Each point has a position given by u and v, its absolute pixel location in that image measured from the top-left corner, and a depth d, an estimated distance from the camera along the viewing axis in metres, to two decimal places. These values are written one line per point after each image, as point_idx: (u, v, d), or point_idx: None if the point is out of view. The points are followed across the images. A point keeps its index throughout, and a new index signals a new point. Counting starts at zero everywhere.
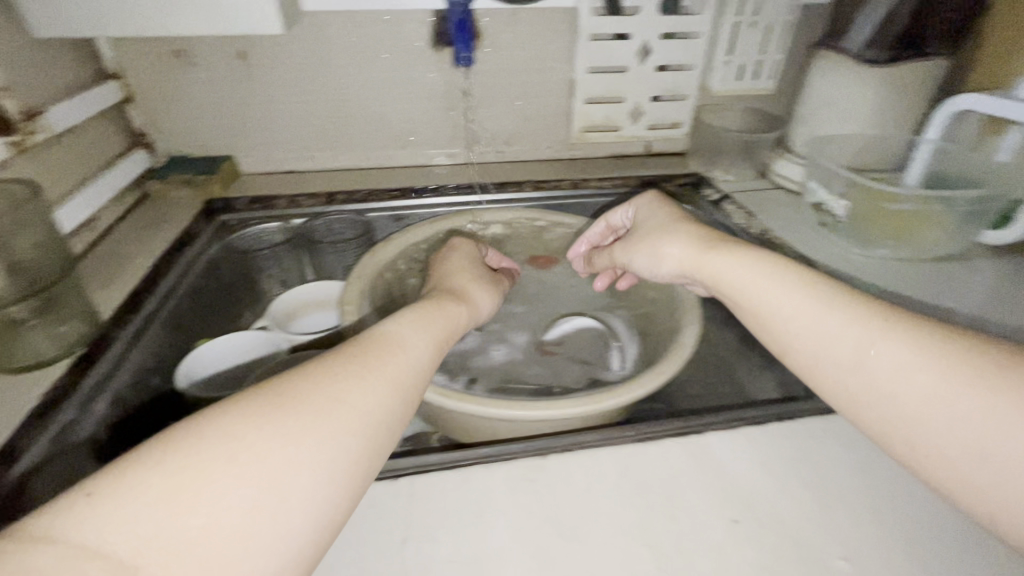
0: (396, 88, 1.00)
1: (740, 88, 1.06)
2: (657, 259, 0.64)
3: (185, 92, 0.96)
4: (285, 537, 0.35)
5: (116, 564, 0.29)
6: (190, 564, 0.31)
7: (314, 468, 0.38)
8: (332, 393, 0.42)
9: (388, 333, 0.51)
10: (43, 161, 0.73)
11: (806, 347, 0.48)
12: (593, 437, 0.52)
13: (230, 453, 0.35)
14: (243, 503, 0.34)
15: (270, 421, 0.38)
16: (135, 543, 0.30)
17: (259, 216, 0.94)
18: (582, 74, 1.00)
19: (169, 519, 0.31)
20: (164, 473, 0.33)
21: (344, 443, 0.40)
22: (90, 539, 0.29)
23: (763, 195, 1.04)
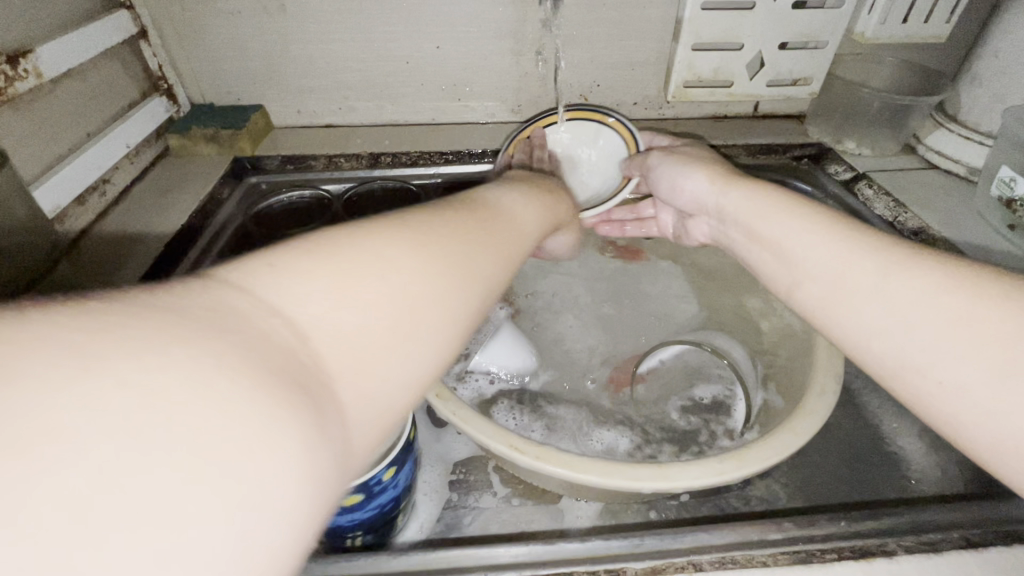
0: (457, 25, 0.81)
1: (900, 35, 0.80)
2: (675, 192, 0.61)
3: (207, 26, 0.80)
4: (418, 361, 0.27)
5: (278, 329, 0.23)
6: (335, 356, 0.24)
7: (455, 305, 0.30)
8: (472, 233, 0.34)
9: (501, 198, 0.42)
10: (34, 113, 0.61)
11: (804, 263, 0.44)
12: (689, 543, 0.39)
13: (380, 250, 0.28)
14: (387, 307, 0.26)
15: (418, 234, 0.31)
16: (292, 321, 0.23)
17: (292, 182, 0.81)
18: (693, 12, 0.77)
19: (316, 305, 0.24)
20: (312, 262, 0.26)
21: (481, 282, 0.32)
22: (250, 303, 0.23)
23: (910, 175, 0.82)
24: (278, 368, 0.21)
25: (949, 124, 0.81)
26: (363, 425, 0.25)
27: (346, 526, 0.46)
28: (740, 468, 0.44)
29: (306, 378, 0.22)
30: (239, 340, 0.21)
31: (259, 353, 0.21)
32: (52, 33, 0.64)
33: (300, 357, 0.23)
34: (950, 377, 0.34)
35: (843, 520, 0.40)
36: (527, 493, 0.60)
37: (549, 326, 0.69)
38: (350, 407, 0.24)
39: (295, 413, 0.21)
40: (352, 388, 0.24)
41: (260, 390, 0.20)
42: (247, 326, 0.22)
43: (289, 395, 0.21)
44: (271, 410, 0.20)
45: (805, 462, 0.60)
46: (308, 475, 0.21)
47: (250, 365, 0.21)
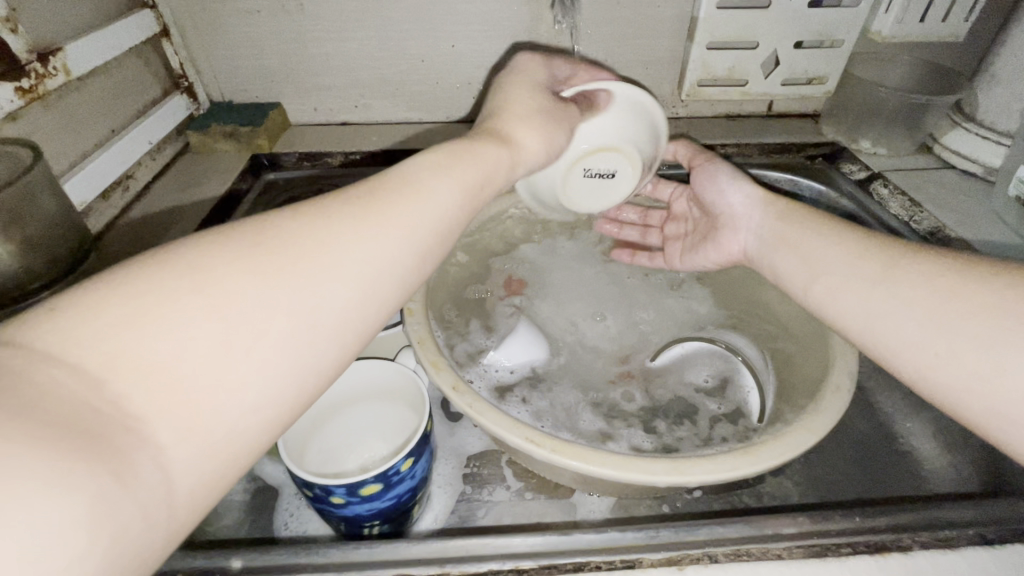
0: (473, 24, 0.82)
1: (916, 34, 0.80)
2: (719, 197, 0.61)
3: (227, 24, 0.81)
4: (258, 387, 0.28)
5: (63, 383, 0.23)
6: (147, 398, 0.25)
7: (305, 323, 0.30)
8: (329, 238, 0.33)
9: (404, 174, 0.38)
10: (62, 110, 0.63)
11: (816, 268, 0.48)
12: (706, 534, 0.40)
13: (199, 280, 0.28)
14: (212, 340, 0.27)
15: (250, 253, 0.30)
16: (75, 366, 0.24)
17: (309, 179, 0.82)
18: (708, 11, 0.77)
19: (128, 343, 0.25)
20: (120, 300, 0.26)
21: (337, 292, 0.32)
22: (37, 356, 0.24)
23: (925, 175, 0.81)
24: (65, 425, 0.23)
25: (965, 123, 0.81)
26: (188, 459, 0.26)
27: (364, 515, 0.47)
28: (755, 463, 0.45)
29: (105, 434, 0.23)
30: (30, 408, 0.22)
31: (40, 417, 0.22)
32: (79, 32, 0.66)
33: (97, 406, 0.24)
34: (949, 363, 0.37)
35: (858, 515, 0.41)
36: (540, 487, 0.60)
37: (562, 323, 0.69)
38: (172, 447, 0.25)
39: (83, 470, 0.22)
40: (170, 427, 0.25)
41: (42, 451, 0.21)
42: (33, 390, 0.23)
43: (76, 452, 0.22)
44: (50, 473, 0.21)
45: (818, 460, 0.60)
46: (103, 521, 0.22)
47: (30, 428, 0.22)
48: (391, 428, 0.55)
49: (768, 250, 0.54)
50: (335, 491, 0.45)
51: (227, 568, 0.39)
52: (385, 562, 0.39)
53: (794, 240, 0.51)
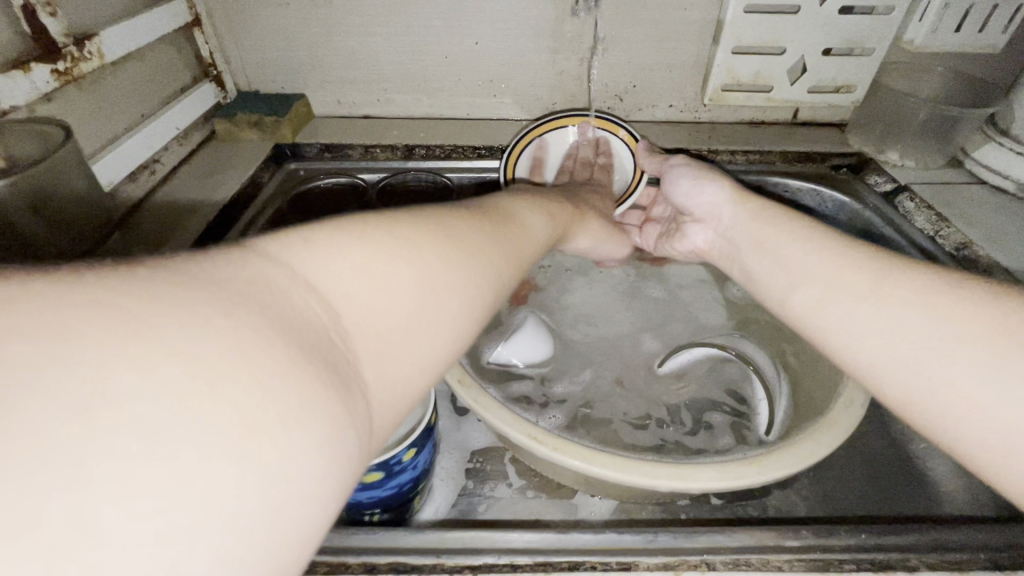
0: (497, 21, 0.82)
1: (949, 44, 0.78)
2: (696, 185, 0.61)
3: (256, 16, 0.83)
4: (426, 349, 0.27)
5: (309, 306, 0.23)
6: (360, 330, 0.25)
7: (472, 299, 0.30)
8: (464, 231, 0.33)
9: (517, 207, 0.43)
10: (93, 93, 0.64)
11: (786, 282, 0.47)
12: (703, 541, 0.39)
13: (399, 240, 0.28)
14: (409, 290, 0.27)
15: (443, 229, 0.31)
16: (324, 296, 0.24)
17: (330, 170, 0.83)
18: (735, 15, 0.76)
19: (348, 282, 0.25)
20: (348, 240, 0.26)
21: (487, 286, 0.32)
22: (289, 278, 0.23)
23: (954, 189, 0.79)
24: (309, 345, 0.22)
25: (999, 137, 0.78)
26: (382, 405, 0.25)
27: (365, 503, 0.47)
28: (758, 474, 0.44)
29: (333, 358, 0.22)
30: (270, 306, 0.21)
31: (294, 332, 0.21)
32: (115, 18, 0.68)
33: (330, 339, 0.23)
34: (942, 372, 0.35)
35: (862, 532, 0.40)
36: (543, 486, 0.60)
37: (572, 323, 0.69)
38: (373, 390, 0.24)
39: (322, 391, 0.21)
40: (373, 369, 0.24)
41: (292, 376, 0.20)
42: (281, 305, 0.22)
43: (315, 368, 0.21)
44: (301, 397, 0.20)
45: (824, 476, 0.59)
46: (335, 453, 0.21)
47: (288, 346, 0.21)
48: None
49: (734, 254, 0.55)
50: None
51: None
52: (383, 549, 0.39)
53: (766, 245, 0.51)
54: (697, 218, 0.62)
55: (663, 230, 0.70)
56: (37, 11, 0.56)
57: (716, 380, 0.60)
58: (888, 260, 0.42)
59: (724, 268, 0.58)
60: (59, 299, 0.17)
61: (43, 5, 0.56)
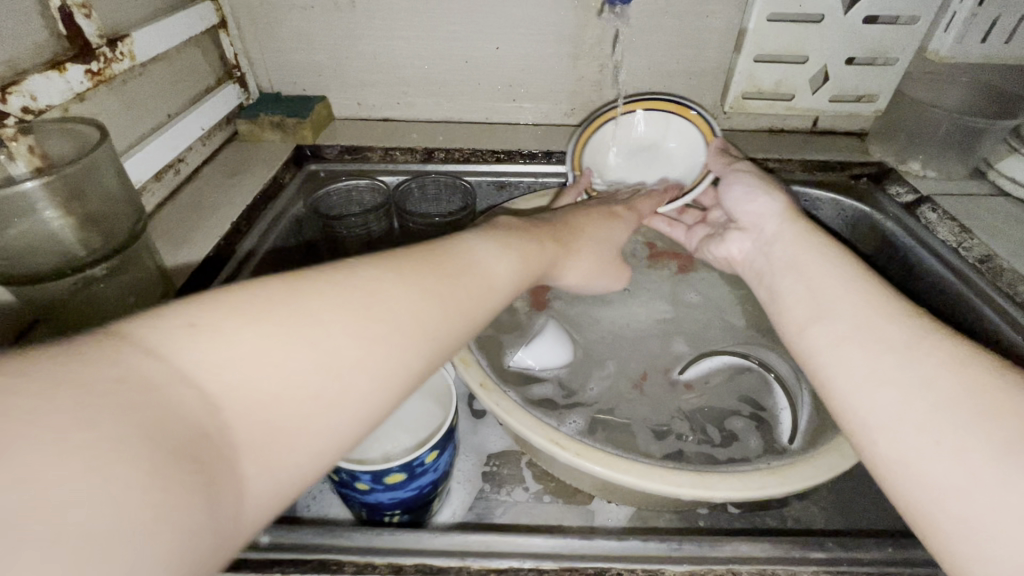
0: (518, 27, 0.82)
1: (974, 54, 0.78)
2: (749, 194, 0.61)
3: (281, 19, 0.84)
4: (325, 432, 0.29)
5: (183, 396, 0.24)
6: (245, 428, 0.25)
7: (381, 367, 0.31)
8: (382, 289, 0.34)
9: (477, 247, 0.43)
10: (123, 93, 0.65)
11: (809, 313, 0.47)
12: (725, 551, 0.39)
13: (307, 321, 0.29)
14: (306, 376, 0.28)
15: (358, 305, 0.32)
16: (202, 390, 0.25)
17: (351, 172, 0.84)
18: (758, 23, 0.76)
19: (240, 372, 0.26)
20: (241, 324, 0.27)
21: (405, 347, 0.33)
22: (166, 370, 0.24)
23: (977, 201, 0.78)
24: (178, 444, 0.22)
25: (1023, 148, 0.76)
26: (257, 492, 0.26)
27: (386, 504, 0.48)
28: (780, 485, 0.44)
29: (207, 454, 0.23)
30: (144, 408, 0.22)
31: (165, 430, 0.22)
32: (146, 20, 0.69)
33: (203, 429, 0.24)
34: (953, 441, 0.33)
35: (889, 546, 0.39)
36: (559, 492, 0.60)
37: (590, 328, 0.69)
38: (249, 479, 0.25)
39: (187, 486, 0.22)
40: (251, 459, 0.25)
41: (156, 477, 0.21)
42: (160, 399, 0.23)
43: (184, 467, 0.22)
44: (162, 486, 0.21)
45: (843, 488, 0.59)
46: (190, 544, 0.22)
47: (151, 448, 0.21)
48: (417, 422, 0.55)
49: (771, 266, 0.55)
50: (360, 477, 0.45)
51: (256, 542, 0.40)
52: (407, 550, 0.39)
53: (806, 267, 0.50)
54: (741, 227, 0.61)
55: (708, 233, 0.68)
56: (73, 13, 0.57)
57: (735, 389, 0.60)
58: (915, 315, 0.41)
59: (756, 284, 0.57)
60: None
61: (78, 6, 0.58)
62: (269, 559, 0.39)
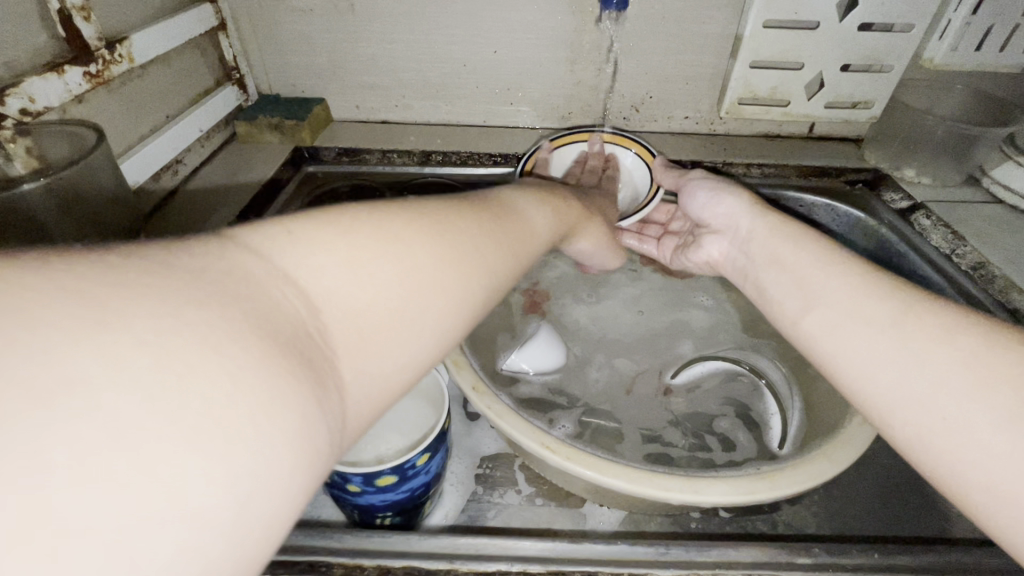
0: (516, 31, 0.83)
1: (969, 62, 0.78)
2: (716, 195, 0.62)
3: (280, 21, 0.84)
4: (416, 346, 0.27)
5: (287, 300, 0.23)
6: (339, 329, 0.24)
7: (461, 297, 0.30)
8: (451, 219, 0.32)
9: (517, 199, 0.42)
10: (122, 95, 0.66)
11: (795, 304, 0.46)
12: (712, 557, 0.39)
13: (387, 234, 0.28)
14: (396, 290, 0.27)
15: (440, 230, 0.31)
16: (302, 290, 0.23)
17: (347, 173, 0.84)
18: (755, 29, 0.77)
19: (339, 273, 0.25)
20: (335, 233, 0.26)
21: (482, 279, 0.32)
22: (269, 271, 0.23)
23: (970, 208, 0.78)
24: (285, 339, 0.21)
25: (1017, 156, 0.78)
26: (356, 403, 0.24)
27: (378, 506, 0.48)
28: (769, 491, 0.44)
29: (312, 355, 0.22)
30: (238, 295, 0.21)
31: (267, 323, 0.21)
32: (145, 22, 0.69)
33: (304, 330, 0.22)
34: (958, 414, 0.33)
35: (875, 552, 0.40)
36: (551, 495, 0.60)
37: (584, 331, 0.69)
38: (349, 391, 0.24)
39: (296, 381, 0.20)
40: (350, 368, 0.24)
41: (262, 368, 0.20)
42: (258, 293, 0.22)
43: (290, 361, 0.21)
44: (276, 390, 0.19)
45: (834, 493, 0.59)
46: (305, 451, 0.20)
47: (262, 340, 0.20)
48: (409, 425, 0.55)
49: (749, 265, 0.55)
50: (352, 479, 0.46)
51: None
52: (397, 552, 0.40)
53: (784, 262, 0.50)
54: (716, 230, 0.62)
55: (680, 243, 0.70)
56: (72, 15, 0.57)
57: (728, 393, 0.60)
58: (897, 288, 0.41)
59: (738, 281, 0.57)
60: (67, 285, 0.17)
61: (78, 8, 0.58)
62: None
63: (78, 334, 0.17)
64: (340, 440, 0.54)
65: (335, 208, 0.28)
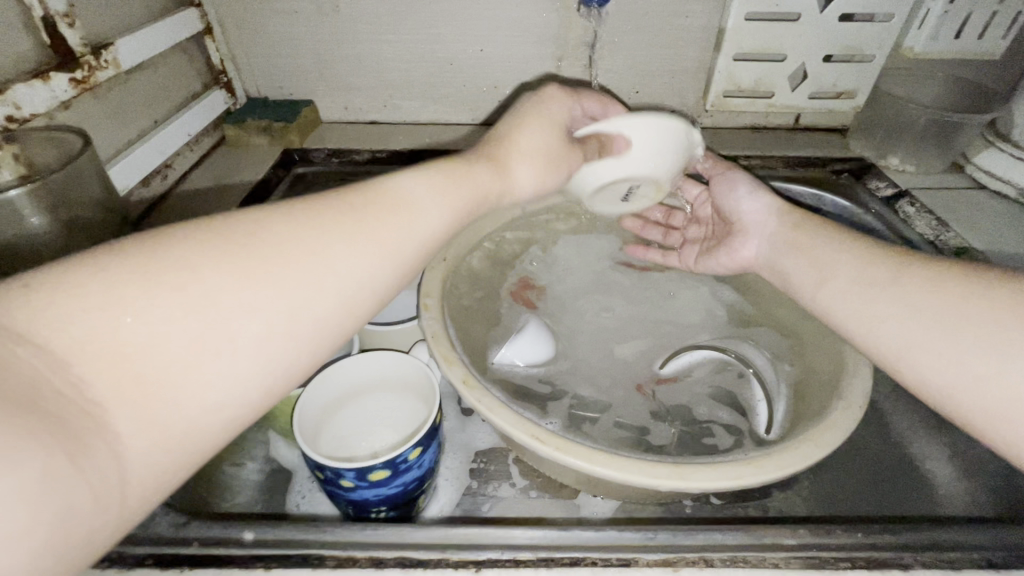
0: (502, 29, 0.83)
1: (949, 50, 0.79)
2: (752, 194, 0.61)
3: (266, 25, 0.85)
4: (257, 369, 0.30)
5: (103, 338, 0.26)
6: (164, 359, 0.27)
7: (310, 315, 0.32)
8: (311, 231, 0.33)
9: (393, 183, 0.39)
10: (109, 100, 0.66)
11: (813, 279, 0.48)
12: (697, 539, 0.40)
13: (220, 262, 0.30)
14: (230, 323, 0.29)
15: (238, 256, 0.30)
16: (119, 327, 0.26)
17: (337, 174, 0.85)
18: (737, 22, 0.77)
19: (121, 323, 0.26)
20: (109, 276, 0.27)
21: (337, 299, 0.33)
22: (22, 322, 0.25)
23: (955, 194, 0.79)
24: (82, 376, 0.25)
25: (999, 142, 0.79)
26: (190, 425, 0.28)
27: (371, 500, 0.48)
28: (754, 475, 0.45)
29: (68, 412, 0.24)
30: (47, 342, 0.24)
31: (64, 364, 0.24)
32: (130, 28, 0.70)
33: (116, 365, 0.26)
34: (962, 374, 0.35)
35: (859, 531, 0.41)
36: (545, 486, 0.61)
37: (575, 325, 0.70)
38: (175, 417, 0.27)
39: (84, 428, 0.24)
40: (180, 400, 0.27)
41: (47, 411, 0.23)
42: (72, 336, 0.25)
43: (75, 410, 0.24)
44: (56, 437, 0.23)
45: (824, 477, 0.60)
46: (96, 475, 0.24)
47: (46, 382, 0.24)
48: (402, 420, 0.56)
49: (777, 254, 0.55)
50: (344, 475, 0.46)
51: (239, 539, 0.40)
52: (389, 544, 0.40)
53: (807, 245, 0.52)
54: (741, 230, 0.61)
55: (703, 246, 0.69)
56: (55, 22, 0.58)
57: (717, 382, 0.61)
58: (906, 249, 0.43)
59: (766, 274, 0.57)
60: None
61: (62, 16, 0.59)
62: (253, 555, 0.40)
63: None
64: (332, 436, 0.55)
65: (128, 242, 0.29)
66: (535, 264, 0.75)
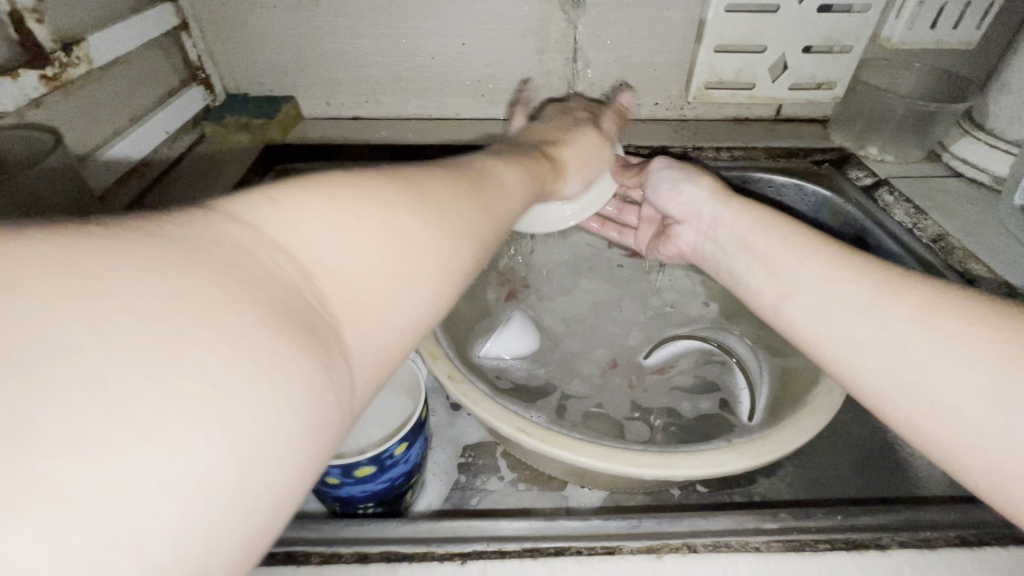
0: (483, 22, 0.83)
1: (925, 41, 0.80)
2: (677, 184, 0.61)
3: (243, 20, 0.83)
4: (414, 304, 0.29)
5: (283, 267, 0.24)
6: (339, 296, 0.26)
7: (453, 262, 0.32)
8: (438, 187, 0.34)
9: (489, 168, 0.44)
10: (82, 98, 0.65)
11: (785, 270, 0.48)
12: (681, 525, 0.40)
13: (374, 200, 0.29)
14: (392, 257, 0.28)
15: (381, 194, 0.30)
16: (295, 259, 0.25)
17: (320, 171, 0.84)
18: (717, 14, 0.78)
19: (334, 247, 0.26)
20: (323, 205, 0.27)
21: (467, 243, 0.33)
22: (257, 240, 0.24)
23: (933, 182, 0.81)
24: (282, 305, 0.22)
25: (974, 131, 0.80)
26: (362, 365, 0.26)
27: (358, 496, 0.48)
28: (738, 462, 0.45)
29: (315, 319, 0.24)
30: (240, 268, 0.22)
31: (263, 292, 0.22)
32: (101, 24, 0.68)
33: (302, 295, 0.24)
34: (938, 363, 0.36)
35: (838, 514, 0.41)
36: (533, 479, 0.61)
37: (561, 317, 0.70)
38: (355, 350, 0.25)
39: (303, 351, 0.22)
40: (353, 331, 0.26)
41: (268, 333, 0.21)
42: (256, 264, 0.23)
43: (291, 327, 0.22)
44: (275, 352, 0.21)
45: (808, 463, 0.61)
46: (309, 413, 0.21)
47: (257, 303, 0.21)
48: (387, 416, 0.56)
49: (724, 257, 0.55)
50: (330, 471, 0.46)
51: None
52: (377, 539, 0.40)
53: (754, 252, 0.51)
54: (679, 220, 0.62)
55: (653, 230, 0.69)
56: (24, 18, 0.56)
57: (701, 371, 0.62)
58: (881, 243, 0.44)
59: (714, 274, 0.57)
60: (91, 258, 0.19)
61: (30, 11, 0.57)
62: None
63: (92, 299, 0.18)
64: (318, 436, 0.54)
65: (311, 181, 0.29)
66: (521, 258, 0.75)
